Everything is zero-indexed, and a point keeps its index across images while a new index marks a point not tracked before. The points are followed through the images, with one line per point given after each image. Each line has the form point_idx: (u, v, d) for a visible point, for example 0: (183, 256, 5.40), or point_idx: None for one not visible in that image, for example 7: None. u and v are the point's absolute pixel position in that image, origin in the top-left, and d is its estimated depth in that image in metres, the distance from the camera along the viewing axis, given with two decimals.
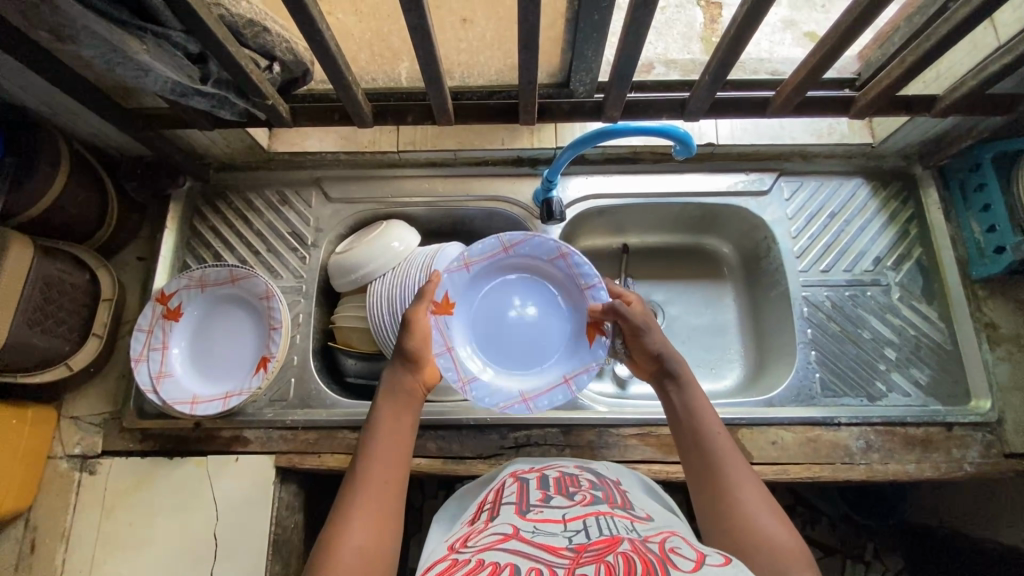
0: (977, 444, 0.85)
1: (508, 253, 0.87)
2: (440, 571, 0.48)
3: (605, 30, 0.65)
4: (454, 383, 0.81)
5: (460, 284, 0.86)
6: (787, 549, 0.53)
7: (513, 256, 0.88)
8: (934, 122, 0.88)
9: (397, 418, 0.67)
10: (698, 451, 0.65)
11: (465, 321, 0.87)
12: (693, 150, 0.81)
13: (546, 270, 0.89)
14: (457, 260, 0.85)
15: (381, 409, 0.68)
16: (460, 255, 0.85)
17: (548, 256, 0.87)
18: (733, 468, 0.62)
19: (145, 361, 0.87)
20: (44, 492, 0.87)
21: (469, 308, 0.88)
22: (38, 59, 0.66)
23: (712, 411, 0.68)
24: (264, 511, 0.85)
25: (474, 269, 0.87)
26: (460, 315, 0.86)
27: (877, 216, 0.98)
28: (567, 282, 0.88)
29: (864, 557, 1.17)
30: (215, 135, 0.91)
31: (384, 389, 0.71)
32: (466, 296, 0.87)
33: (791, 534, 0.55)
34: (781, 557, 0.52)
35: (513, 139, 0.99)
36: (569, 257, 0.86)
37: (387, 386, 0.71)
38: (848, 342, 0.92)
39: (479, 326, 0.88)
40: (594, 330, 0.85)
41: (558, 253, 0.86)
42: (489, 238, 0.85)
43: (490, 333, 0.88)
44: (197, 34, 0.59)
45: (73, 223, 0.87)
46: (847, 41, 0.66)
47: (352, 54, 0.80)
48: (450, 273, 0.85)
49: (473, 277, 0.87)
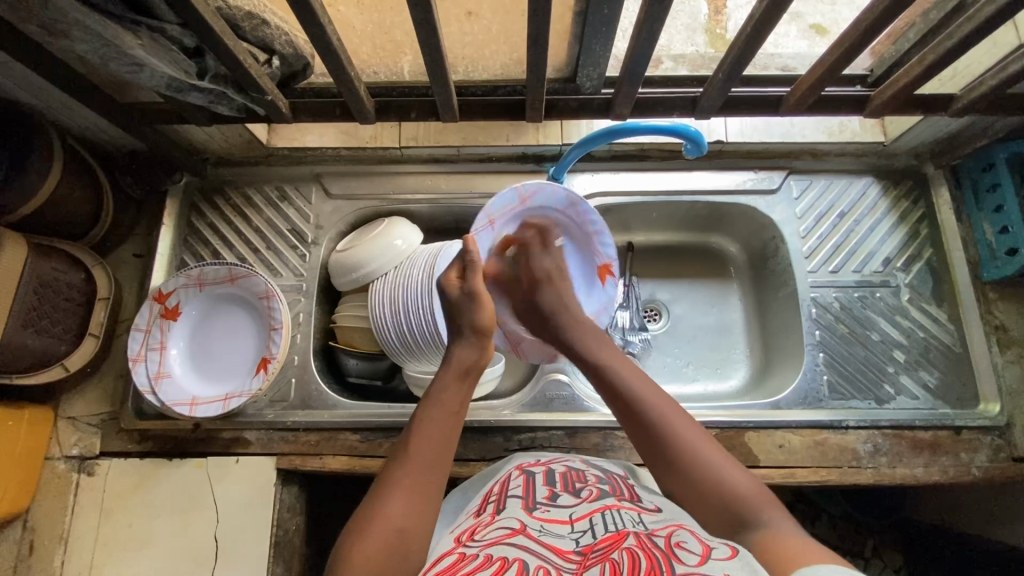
0: (985, 448, 0.85)
1: (526, 203, 0.83)
2: (447, 565, 0.47)
3: (614, 24, 0.62)
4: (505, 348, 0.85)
5: (484, 241, 0.82)
6: (758, 498, 0.54)
7: (527, 206, 0.84)
8: (948, 122, 0.87)
9: (458, 400, 0.64)
10: (637, 416, 0.62)
11: (490, 279, 0.86)
12: (705, 149, 0.81)
13: (553, 215, 0.87)
14: (480, 220, 0.79)
15: (446, 389, 0.64)
16: (484, 215, 0.79)
17: (558, 205, 0.85)
18: (678, 426, 0.60)
19: (143, 361, 0.85)
20: (41, 494, 0.86)
21: (491, 260, 0.85)
22: (28, 53, 0.64)
23: (641, 371, 0.67)
24: (265, 513, 0.84)
25: (498, 224, 0.82)
26: (489, 274, 0.85)
27: (888, 216, 0.96)
28: (576, 227, 0.88)
29: (863, 554, 1.15)
30: (212, 130, 0.88)
31: (451, 369, 0.66)
32: (490, 253, 0.84)
33: (751, 480, 0.56)
34: (750, 504, 0.54)
35: (517, 135, 0.97)
36: (581, 206, 0.85)
37: (456, 363, 0.67)
38: (857, 344, 0.91)
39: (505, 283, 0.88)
40: (605, 271, 0.92)
41: (569, 203, 0.84)
42: (508, 189, 0.79)
43: None
44: (195, 28, 0.56)
45: (68, 219, 0.85)
46: (868, 37, 0.64)
47: (353, 48, 0.77)
48: (477, 233, 0.80)
49: (495, 233, 0.84)
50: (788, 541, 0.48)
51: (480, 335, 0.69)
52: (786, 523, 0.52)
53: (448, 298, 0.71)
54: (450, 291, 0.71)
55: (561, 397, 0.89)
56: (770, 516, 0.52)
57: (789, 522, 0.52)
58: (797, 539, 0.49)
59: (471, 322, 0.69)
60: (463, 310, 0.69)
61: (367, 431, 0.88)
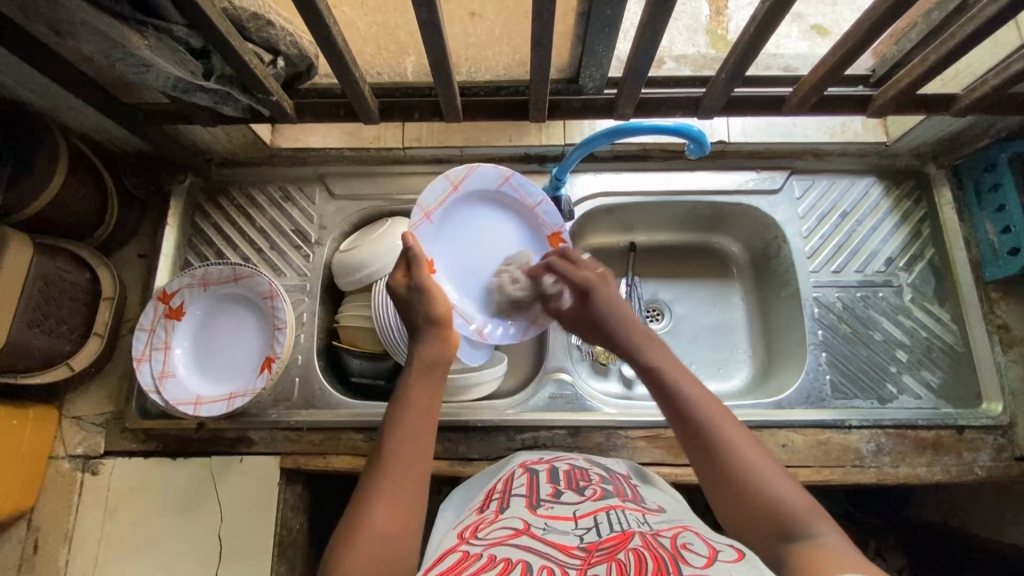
0: (988, 447, 0.85)
1: (459, 189, 0.86)
2: (451, 564, 0.47)
3: (618, 25, 0.63)
4: (471, 335, 0.85)
5: (427, 234, 0.85)
6: (804, 508, 0.51)
7: (462, 192, 0.87)
8: (950, 122, 0.87)
9: (428, 398, 0.63)
10: (680, 415, 0.60)
11: (446, 272, 0.87)
12: (707, 149, 0.80)
13: (494, 197, 0.90)
14: (417, 214, 0.83)
15: (413, 386, 0.63)
16: (421, 208, 0.83)
17: (493, 185, 0.89)
18: (726, 430, 0.58)
19: (148, 361, 0.86)
20: (46, 494, 0.86)
21: (445, 257, 0.87)
22: (35, 53, 0.64)
23: (688, 370, 0.64)
24: (269, 512, 0.84)
25: (435, 216, 0.85)
26: (442, 266, 0.86)
27: (890, 216, 0.97)
28: (516, 204, 0.91)
29: (866, 554, 1.14)
30: (216, 131, 0.88)
31: (415, 368, 0.65)
32: (438, 246, 0.86)
33: (797, 488, 0.54)
34: (796, 515, 0.51)
35: (520, 135, 0.97)
36: (513, 179, 0.88)
37: (421, 361, 0.66)
38: (860, 344, 0.91)
39: (462, 271, 0.88)
40: (556, 239, 0.91)
41: (501, 179, 0.88)
42: (437, 179, 0.84)
43: (470, 273, 0.89)
44: (201, 29, 0.57)
45: (73, 219, 0.85)
46: (871, 37, 0.65)
47: (357, 49, 0.77)
48: (415, 228, 0.83)
49: (438, 226, 0.86)
50: (835, 553, 0.46)
51: (437, 327, 0.68)
52: (834, 535, 0.49)
53: (397, 297, 0.70)
54: (398, 290, 0.71)
55: (564, 396, 0.90)
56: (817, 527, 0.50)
57: (841, 535, 0.49)
58: (847, 551, 0.46)
59: (425, 317, 0.68)
60: (415, 307, 0.69)
61: (370, 431, 0.88)
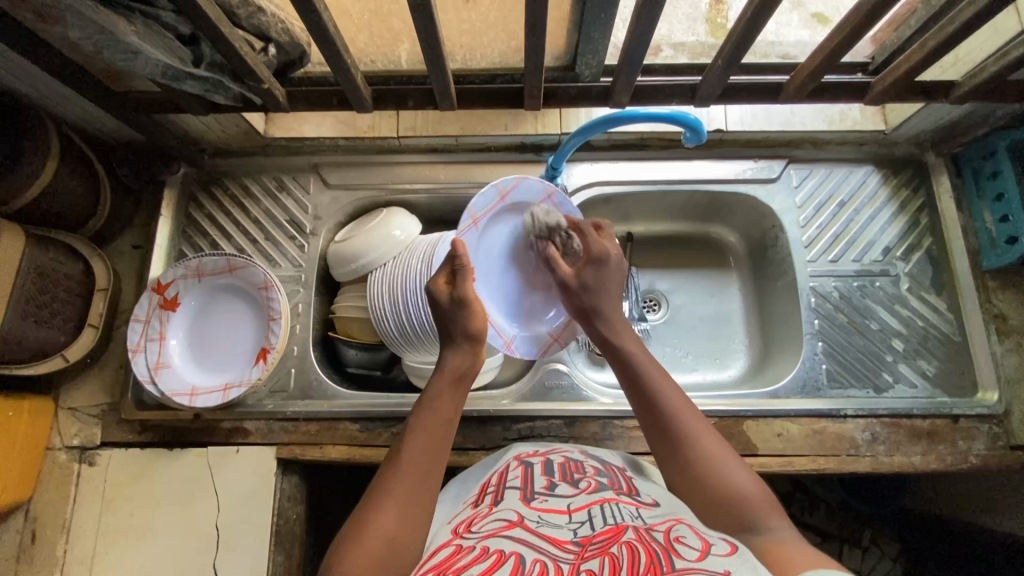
0: (983, 436, 0.85)
1: (506, 199, 0.84)
2: (444, 557, 0.47)
3: (614, 11, 0.62)
4: (500, 348, 0.84)
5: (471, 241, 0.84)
6: (761, 501, 0.53)
7: (509, 202, 0.85)
8: (949, 109, 0.86)
9: (448, 406, 0.63)
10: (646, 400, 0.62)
11: (483, 280, 0.86)
12: (704, 136, 0.79)
13: None
14: (465, 219, 0.82)
15: (439, 394, 0.63)
16: (467, 214, 0.82)
17: (537, 199, 0.85)
18: (688, 420, 0.60)
19: (143, 351, 0.86)
20: (44, 484, 0.86)
21: (482, 262, 0.86)
22: (21, 39, 0.63)
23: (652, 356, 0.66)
24: (266, 502, 0.85)
25: (481, 224, 0.84)
26: (479, 274, 0.85)
27: (888, 205, 0.96)
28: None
29: (861, 543, 1.14)
30: (209, 120, 0.87)
31: (445, 377, 0.65)
32: (479, 254, 0.85)
33: (756, 480, 0.55)
34: (753, 508, 0.52)
35: (515, 124, 0.96)
36: (557, 197, 0.86)
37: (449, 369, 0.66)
38: (856, 334, 0.91)
39: (498, 283, 0.87)
40: None
41: (546, 195, 0.85)
42: (488, 186, 0.82)
43: (506, 285, 0.87)
44: (189, 15, 0.56)
45: (66, 210, 0.85)
46: (869, 22, 0.64)
47: (350, 36, 0.76)
48: (460, 232, 0.82)
49: (482, 234, 0.85)
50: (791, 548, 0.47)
51: (473, 342, 0.68)
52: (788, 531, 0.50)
53: (438, 305, 0.69)
54: (440, 297, 0.70)
55: (560, 386, 0.90)
56: (769, 520, 0.51)
57: (791, 530, 0.50)
58: (798, 543, 0.48)
59: (464, 331, 0.68)
60: (456, 318, 0.68)
61: (366, 421, 0.88)
